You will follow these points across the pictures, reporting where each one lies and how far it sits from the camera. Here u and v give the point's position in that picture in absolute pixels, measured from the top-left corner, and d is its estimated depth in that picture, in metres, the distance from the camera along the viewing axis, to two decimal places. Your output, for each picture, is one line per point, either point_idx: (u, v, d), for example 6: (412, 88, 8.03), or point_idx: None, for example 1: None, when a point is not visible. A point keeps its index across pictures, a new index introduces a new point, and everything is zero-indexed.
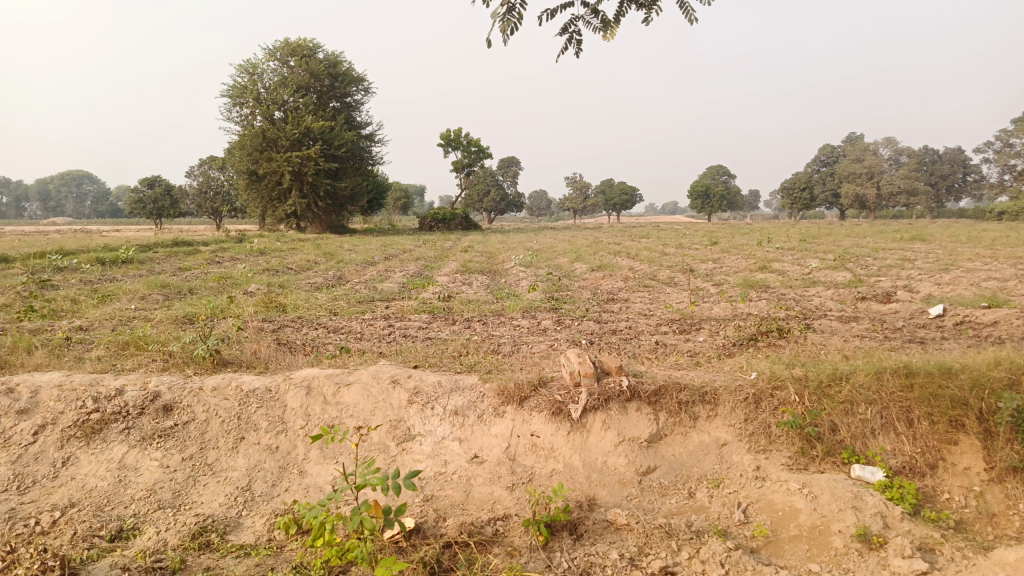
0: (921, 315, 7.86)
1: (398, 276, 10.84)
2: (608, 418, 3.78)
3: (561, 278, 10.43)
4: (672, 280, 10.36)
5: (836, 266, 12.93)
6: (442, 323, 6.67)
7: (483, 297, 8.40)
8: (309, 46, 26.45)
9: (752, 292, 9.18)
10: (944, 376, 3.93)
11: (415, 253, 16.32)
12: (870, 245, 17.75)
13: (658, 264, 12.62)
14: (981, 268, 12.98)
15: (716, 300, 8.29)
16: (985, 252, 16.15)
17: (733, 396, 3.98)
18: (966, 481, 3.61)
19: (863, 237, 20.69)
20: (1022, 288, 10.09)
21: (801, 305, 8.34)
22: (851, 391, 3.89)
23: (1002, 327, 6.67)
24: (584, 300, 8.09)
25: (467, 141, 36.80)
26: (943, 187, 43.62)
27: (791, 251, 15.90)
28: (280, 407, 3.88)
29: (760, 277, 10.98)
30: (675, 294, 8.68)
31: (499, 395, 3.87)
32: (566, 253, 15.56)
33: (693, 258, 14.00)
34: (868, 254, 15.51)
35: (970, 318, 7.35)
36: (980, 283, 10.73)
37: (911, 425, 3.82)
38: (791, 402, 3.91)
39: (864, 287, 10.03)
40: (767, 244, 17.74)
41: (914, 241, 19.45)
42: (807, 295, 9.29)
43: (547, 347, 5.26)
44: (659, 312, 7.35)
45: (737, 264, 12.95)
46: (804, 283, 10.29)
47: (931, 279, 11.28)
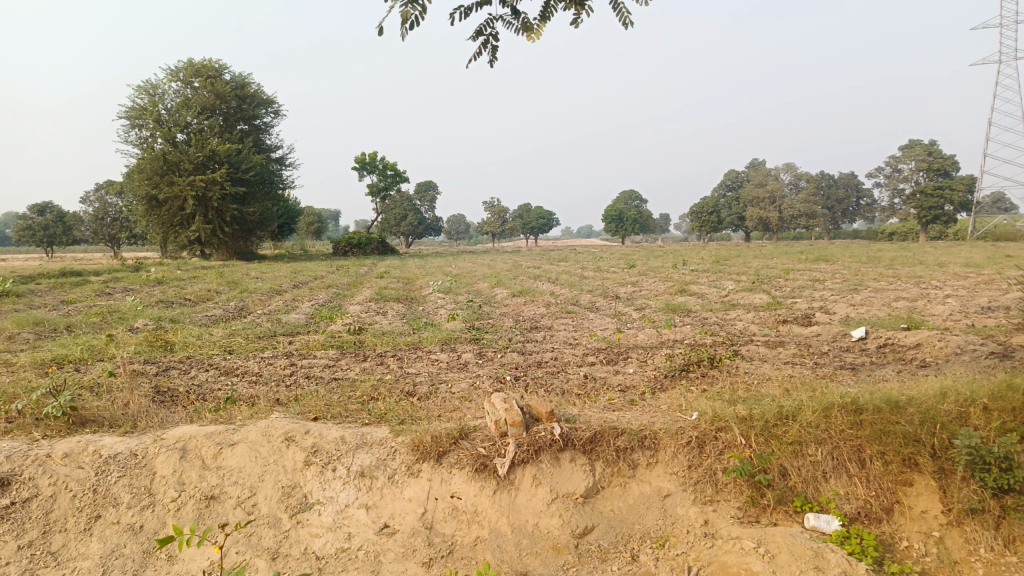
0: (843, 338, 7.81)
1: (307, 306, 10.14)
2: (539, 473, 3.31)
3: (481, 305, 9.99)
4: (594, 305, 10.09)
5: (752, 287, 13.02)
6: (351, 360, 6.08)
7: (398, 328, 7.85)
8: (215, 67, 25.36)
9: (676, 317, 8.98)
10: (892, 412, 3.71)
11: (327, 279, 15.57)
12: (780, 267, 18.12)
13: (579, 288, 12.36)
14: (887, 288, 13.33)
15: (641, 326, 8.02)
16: (888, 272, 16.74)
17: (675, 440, 3.60)
18: (925, 526, 3.33)
19: (770, 259, 21.20)
20: (931, 308, 10.32)
21: (725, 330, 8.17)
22: (801, 430, 3.57)
23: (925, 351, 6.63)
24: (506, 329, 7.67)
25: (383, 164, 36.02)
26: (839, 210, 45.82)
27: (706, 273, 16.02)
28: (147, 476, 3.24)
29: (681, 300, 10.86)
30: (598, 321, 8.36)
31: (412, 451, 3.34)
32: (485, 278, 15.17)
33: (612, 281, 13.83)
34: (780, 275, 15.79)
35: (892, 341, 7.33)
36: (891, 303, 10.96)
37: (863, 466, 3.52)
38: (737, 445, 3.54)
39: (784, 309, 10.03)
40: (683, 266, 17.87)
41: (818, 261, 20.07)
42: (729, 318, 9.18)
43: (467, 387, 4.76)
44: (585, 340, 6.99)
45: (656, 287, 12.84)
46: (724, 306, 10.23)
47: (845, 299, 11.46)
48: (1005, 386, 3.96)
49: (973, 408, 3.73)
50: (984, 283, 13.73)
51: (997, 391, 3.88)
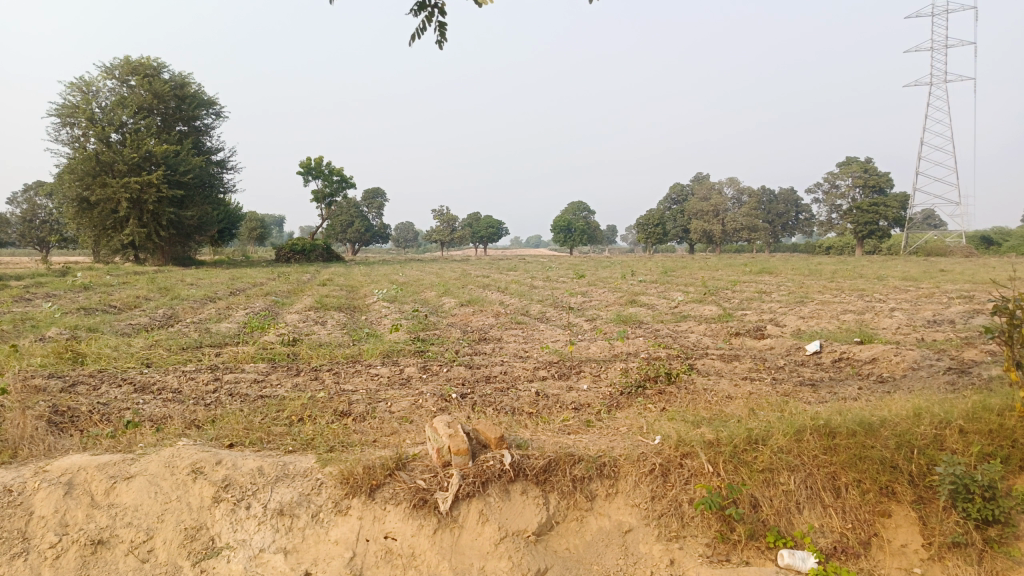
0: (797, 351, 7.65)
1: (241, 314, 9.55)
2: (486, 508, 2.92)
3: (427, 315, 9.55)
4: (544, 316, 9.75)
5: (701, 299, 12.89)
6: (283, 374, 5.59)
7: (337, 339, 7.36)
8: (153, 65, 24.33)
9: (628, 329, 8.70)
10: (866, 435, 3.46)
11: (266, 287, 14.88)
12: (726, 279, 18.11)
13: (528, 298, 12.04)
14: (833, 301, 13.35)
15: (593, 338, 7.70)
16: (831, 285, 16.90)
17: (636, 468, 3.25)
18: (905, 562, 3.07)
19: (716, 271, 21.21)
20: (879, 321, 10.31)
21: (679, 342, 7.92)
22: (771, 456, 3.27)
23: (881, 366, 6.49)
24: (453, 340, 7.26)
25: (329, 169, 35.16)
26: (779, 225, 46.72)
27: (654, 284, 15.85)
28: (22, 516, 2.74)
29: (631, 311, 10.62)
30: (549, 332, 8.00)
31: (340, 485, 2.92)
32: (431, 286, 14.70)
33: (562, 291, 13.54)
34: (727, 287, 15.76)
35: (847, 356, 7.18)
36: (839, 316, 10.93)
37: (838, 496, 3.24)
38: (704, 473, 3.22)
39: (735, 322, 9.87)
40: (631, 278, 17.71)
41: (762, 274, 20.18)
42: (681, 330, 8.96)
43: (408, 406, 4.34)
44: (536, 353, 6.63)
45: (606, 298, 12.57)
46: (675, 318, 10.00)
47: (794, 312, 11.40)
48: (979, 408, 3.76)
49: (950, 431, 3.51)
50: (924, 297, 13.90)
51: (971, 412, 3.68)
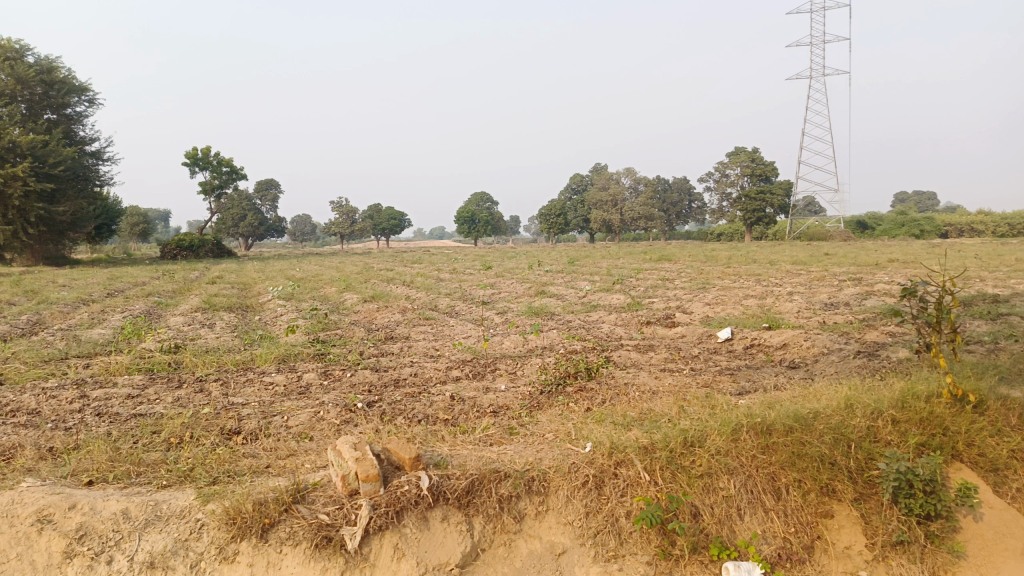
0: (708, 338, 7.60)
1: (118, 318, 8.66)
2: (401, 541, 2.53)
3: (327, 313, 8.95)
4: (453, 310, 9.36)
5: (608, 288, 12.81)
6: (164, 387, 4.98)
7: (227, 343, 6.72)
8: (15, 47, 22.12)
9: (540, 320, 8.44)
10: (802, 430, 3.28)
11: (148, 286, 13.73)
12: (630, 267, 18.20)
13: (435, 291, 11.60)
14: (733, 287, 13.60)
15: (505, 332, 7.37)
16: (728, 270, 17.32)
17: (568, 481, 2.94)
18: (850, 565, 2.90)
19: (618, 259, 21.35)
20: (780, 305, 10.51)
21: (592, 333, 7.71)
22: (709, 460, 3.03)
23: (793, 352, 6.50)
24: (356, 341, 6.76)
25: (217, 160, 33.26)
26: (673, 213, 47.95)
27: (561, 274, 15.69)
28: None
29: (541, 302, 10.38)
30: (459, 328, 7.61)
31: (226, 526, 2.47)
32: (331, 282, 13.99)
33: (469, 284, 13.15)
34: (630, 275, 15.80)
35: (758, 342, 7.14)
36: (742, 301, 11.09)
37: (779, 498, 3.04)
38: (641, 483, 2.94)
39: (644, 310, 9.80)
40: (537, 267, 17.51)
41: (662, 261, 20.46)
42: (592, 320, 8.79)
43: (308, 421, 3.88)
44: (447, 351, 6.24)
45: (515, 289, 12.26)
46: (586, 308, 9.79)
47: (699, 298, 11.49)
48: (907, 395, 3.69)
49: (883, 422, 3.40)
50: (817, 281, 14.35)
51: (901, 400, 3.60)
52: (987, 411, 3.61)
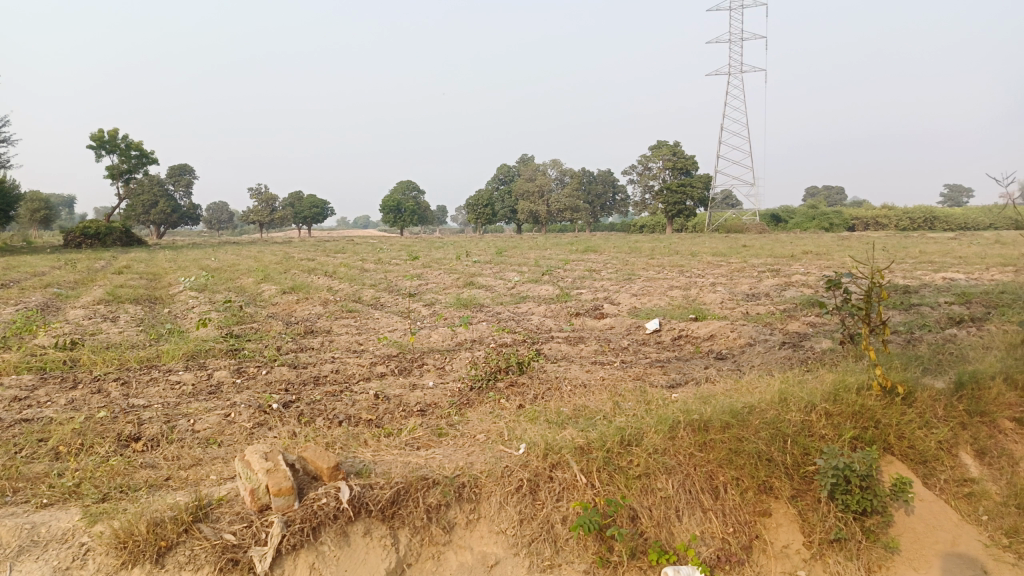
0: (637, 329, 7.55)
1: (10, 312, 7.95)
2: (318, 560, 2.30)
3: (244, 305, 8.47)
4: (377, 302, 9.03)
5: (536, 278, 12.70)
6: (55, 388, 4.52)
7: (130, 339, 6.23)
8: None
9: (468, 312, 8.23)
10: (739, 426, 3.20)
11: (46, 277, 12.78)
12: (557, 258, 18.16)
13: (358, 282, 11.21)
14: (658, 277, 13.72)
15: (432, 325, 7.13)
16: (653, 261, 17.53)
17: (500, 486, 2.75)
18: (789, 565, 2.83)
19: (545, 250, 21.30)
20: (705, 296, 10.63)
21: (521, 324, 7.54)
22: (647, 459, 2.91)
23: (721, 343, 6.51)
24: (274, 335, 6.39)
25: (125, 144, 31.49)
26: (598, 205, 48.43)
27: (489, 265, 15.52)
28: None
29: (469, 293, 10.15)
30: (384, 321, 7.31)
31: (116, 551, 2.18)
32: (248, 272, 13.36)
33: (395, 274, 12.79)
34: (558, 266, 15.75)
35: (685, 333, 7.13)
36: (668, 292, 11.17)
37: (717, 497, 2.94)
38: (578, 487, 2.78)
39: (573, 301, 9.71)
40: (465, 258, 17.24)
41: (588, 252, 20.55)
42: (521, 311, 8.63)
43: (218, 426, 3.57)
44: (371, 345, 5.95)
45: (442, 280, 11.99)
46: (514, 299, 9.62)
47: (626, 289, 11.51)
48: (841, 386, 3.68)
49: (818, 415, 3.37)
50: (738, 272, 14.65)
51: (834, 392, 3.58)
52: (915, 403, 3.68)
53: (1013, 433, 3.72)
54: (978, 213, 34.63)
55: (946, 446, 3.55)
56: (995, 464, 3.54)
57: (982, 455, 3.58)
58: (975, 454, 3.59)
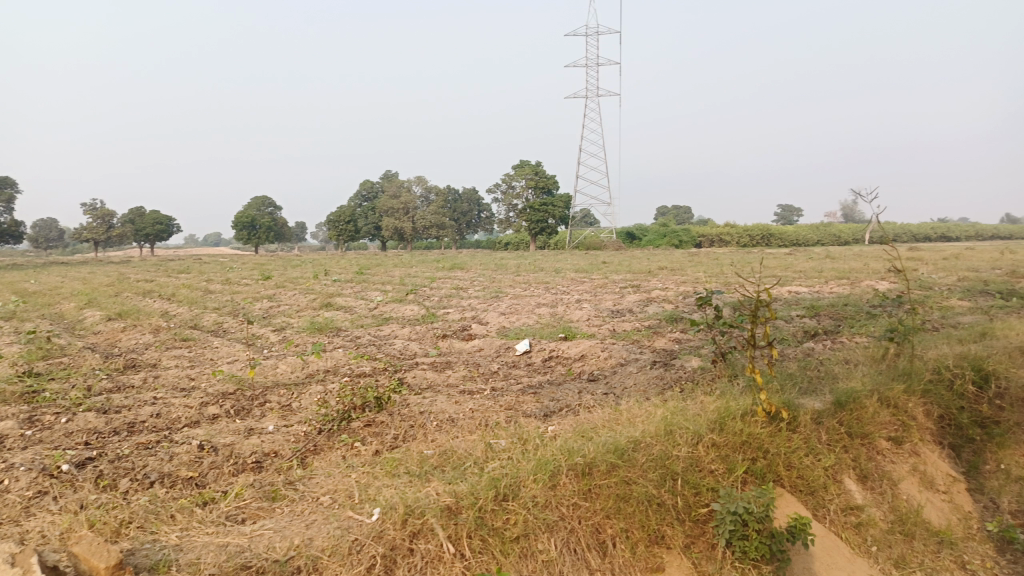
0: (507, 350, 7.15)
1: None
2: None
3: (56, 335, 7.28)
4: (221, 328, 8.09)
5: (399, 298, 12.07)
6: None
7: None
8: None
9: (322, 337, 7.51)
10: (625, 466, 2.84)
11: None
12: (422, 276, 17.56)
13: (201, 306, 10.12)
14: (524, 295, 13.51)
15: (281, 353, 6.37)
16: (518, 278, 17.40)
17: (346, 566, 2.21)
18: None
19: (410, 268, 20.67)
20: (573, 313, 10.46)
21: (383, 348, 6.93)
22: (525, 517, 2.48)
23: (592, 364, 6.25)
24: (86, 372, 5.41)
25: None
26: (463, 222, 48.29)
27: (350, 284, 14.71)
28: None
29: (325, 315, 9.38)
30: (225, 350, 6.47)
31: None
32: (71, 296, 11.79)
33: (244, 296, 11.72)
34: (423, 284, 15.21)
35: (556, 353, 6.80)
36: (536, 310, 10.92)
37: (604, 555, 2.54)
38: (443, 560, 2.30)
39: (438, 322, 9.20)
40: (323, 277, 16.27)
41: (454, 270, 20.17)
42: (382, 334, 8.01)
43: None
44: (204, 381, 5.15)
45: (296, 302, 11.07)
46: (376, 321, 8.97)
47: (493, 307, 11.16)
48: (726, 412, 3.43)
49: (707, 448, 3.07)
50: (602, 288, 14.69)
51: (719, 421, 3.32)
52: (800, 428, 3.49)
53: (888, 453, 3.72)
54: (808, 232, 37.86)
55: (832, 472, 3.40)
56: (876, 487, 3.48)
57: (864, 480, 3.49)
58: (859, 478, 3.48)
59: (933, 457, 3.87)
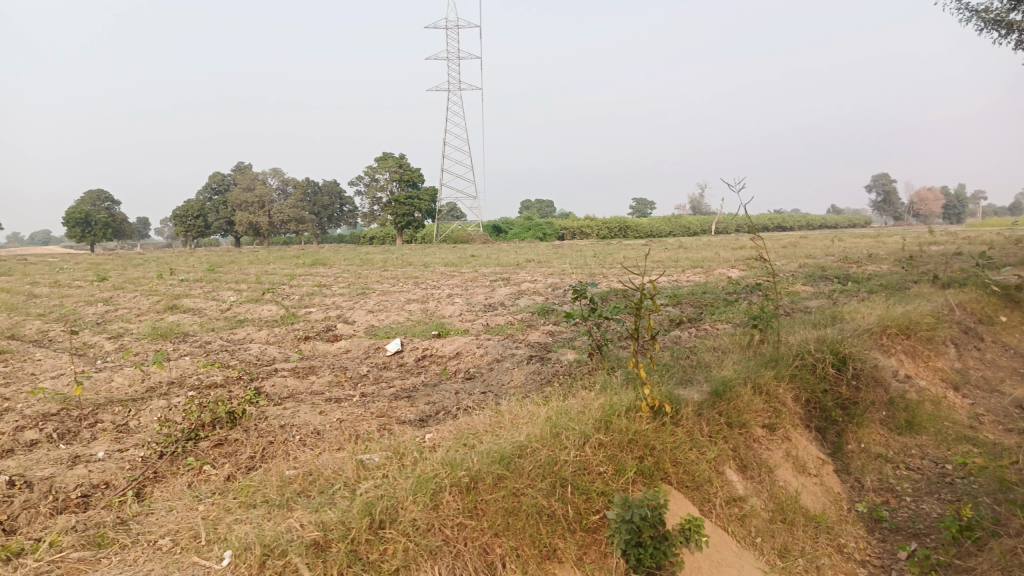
0: (376, 350, 6.78)
1: None
2: None
3: None
4: (46, 338, 7.14)
5: (255, 298, 11.28)
6: None
7: None
8: None
9: (167, 343, 6.79)
10: (512, 476, 2.62)
11: None
12: (280, 273, 16.60)
13: (22, 313, 8.94)
14: (391, 290, 13.07)
15: (118, 365, 5.66)
16: (384, 273, 16.89)
17: None
18: None
19: (268, 265, 19.58)
20: (443, 308, 10.19)
21: (238, 353, 6.35)
22: (405, 545, 2.21)
23: (467, 362, 6.02)
24: None
25: None
26: (325, 216, 46.62)
27: (199, 283, 13.63)
28: None
29: (172, 319, 8.55)
30: (50, 363, 5.66)
31: None
32: None
33: (75, 300, 10.51)
34: (282, 282, 14.36)
35: (429, 352, 6.51)
36: (404, 306, 10.55)
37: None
38: None
39: (300, 322, 8.64)
40: (170, 277, 15.01)
41: (316, 266, 19.32)
42: (237, 338, 7.38)
43: None
44: (20, 401, 4.44)
45: (138, 305, 10.04)
46: (230, 324, 8.28)
47: (359, 305, 10.67)
48: (611, 409, 3.29)
49: (595, 449, 2.91)
50: (471, 282, 14.51)
51: (605, 419, 3.17)
52: (682, 421, 3.42)
53: (764, 440, 3.75)
54: (663, 224, 39.71)
55: (715, 464, 3.35)
56: (755, 476, 3.48)
57: (744, 469, 3.49)
58: (739, 468, 3.47)
59: (802, 441, 3.96)
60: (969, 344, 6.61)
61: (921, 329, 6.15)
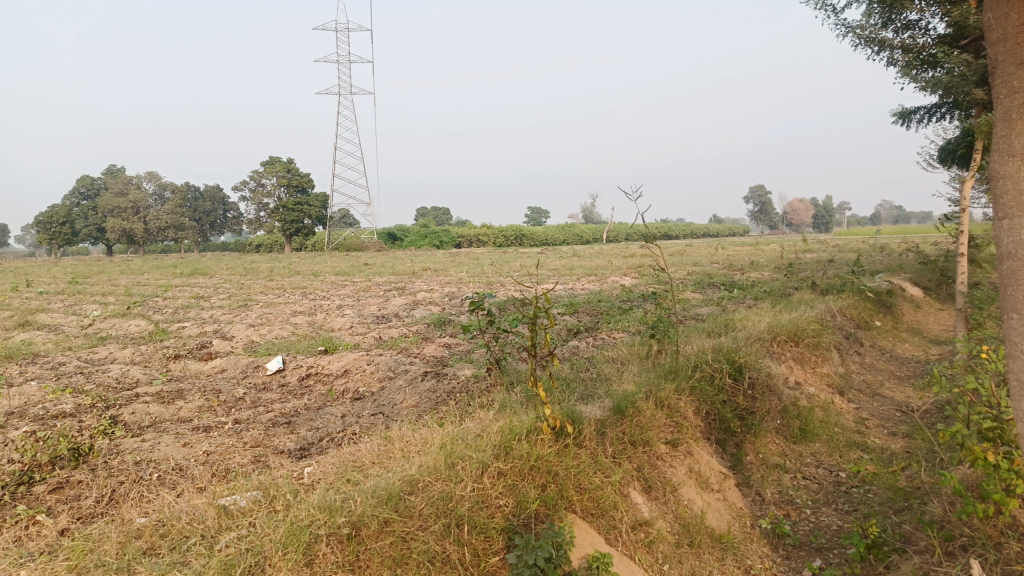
0: (256, 369, 6.26)
1: None
2: None
3: None
4: None
5: (122, 312, 10.31)
6: None
7: None
8: None
9: (11, 367, 5.99)
10: (402, 519, 2.33)
11: None
12: (154, 284, 15.39)
13: None
14: (276, 302, 12.33)
15: None
16: (269, 283, 16.00)
17: None
18: None
19: (141, 275, 18.16)
20: (331, 321, 9.66)
21: (95, 376, 5.68)
22: None
23: (356, 380, 5.63)
24: None
25: None
26: (207, 223, 44.18)
27: (58, 297, 12.37)
28: None
29: (19, 338, 7.62)
30: None
31: None
32: None
33: None
34: (155, 294, 13.28)
35: (314, 370, 6.07)
36: (289, 319, 9.93)
37: None
38: None
39: (171, 339, 7.92)
40: (24, 289, 13.57)
41: (194, 276, 18.09)
42: (96, 358, 6.64)
43: None
44: None
45: None
46: (90, 343, 7.46)
47: (240, 319, 9.96)
48: (511, 431, 3.05)
49: (494, 478, 2.66)
50: (363, 292, 13.96)
51: (504, 444, 2.93)
52: (585, 443, 3.23)
53: (667, 457, 3.62)
54: (557, 232, 40.15)
55: (620, 486, 3.18)
56: (659, 496, 3.34)
57: (648, 490, 3.34)
58: (643, 489, 3.31)
59: (704, 455, 3.87)
60: (850, 348, 6.84)
61: (807, 336, 6.28)
